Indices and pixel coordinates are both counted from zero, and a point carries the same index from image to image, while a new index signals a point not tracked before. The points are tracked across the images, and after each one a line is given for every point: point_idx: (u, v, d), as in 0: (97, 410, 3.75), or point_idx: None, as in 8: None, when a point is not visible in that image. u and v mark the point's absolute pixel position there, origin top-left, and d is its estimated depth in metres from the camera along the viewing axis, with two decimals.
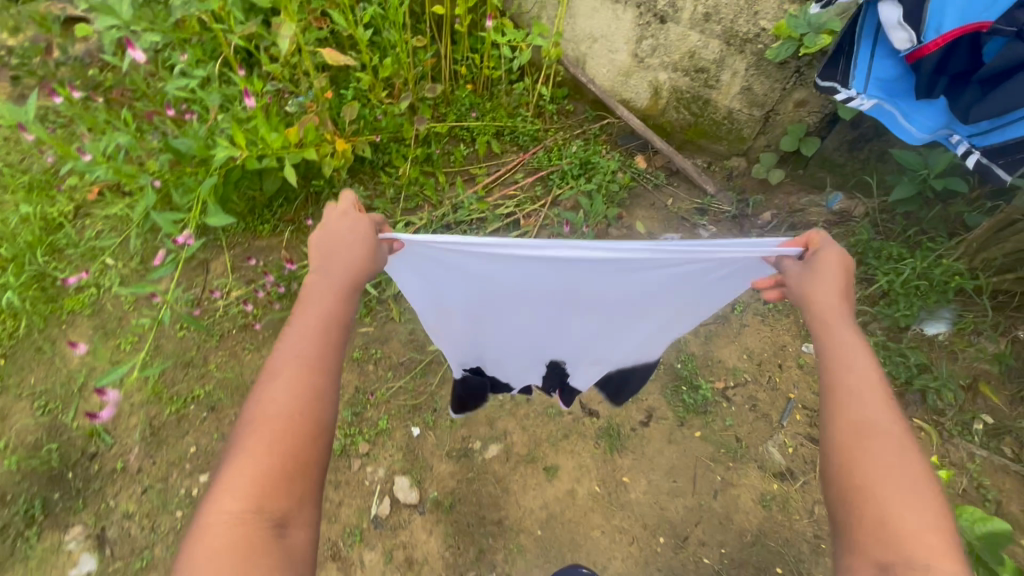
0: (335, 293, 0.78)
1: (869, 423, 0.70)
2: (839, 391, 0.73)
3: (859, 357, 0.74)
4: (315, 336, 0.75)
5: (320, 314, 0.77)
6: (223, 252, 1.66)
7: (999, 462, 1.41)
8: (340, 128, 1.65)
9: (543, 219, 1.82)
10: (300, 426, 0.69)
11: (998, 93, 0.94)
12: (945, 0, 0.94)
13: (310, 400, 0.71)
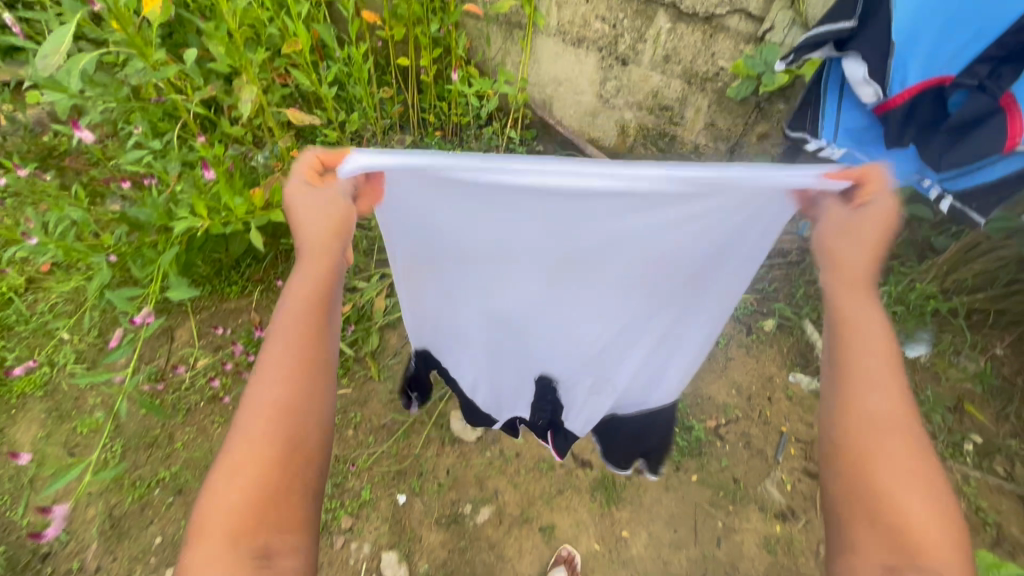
0: (312, 286, 0.66)
1: (885, 417, 0.62)
2: (859, 377, 0.64)
3: (878, 335, 0.65)
4: (295, 337, 0.64)
5: (300, 308, 0.65)
6: (188, 318, 1.58)
7: (994, 483, 1.41)
8: None
9: None
10: (277, 450, 0.60)
11: (969, 142, 0.91)
12: (907, 56, 0.91)
13: (286, 417, 0.61)
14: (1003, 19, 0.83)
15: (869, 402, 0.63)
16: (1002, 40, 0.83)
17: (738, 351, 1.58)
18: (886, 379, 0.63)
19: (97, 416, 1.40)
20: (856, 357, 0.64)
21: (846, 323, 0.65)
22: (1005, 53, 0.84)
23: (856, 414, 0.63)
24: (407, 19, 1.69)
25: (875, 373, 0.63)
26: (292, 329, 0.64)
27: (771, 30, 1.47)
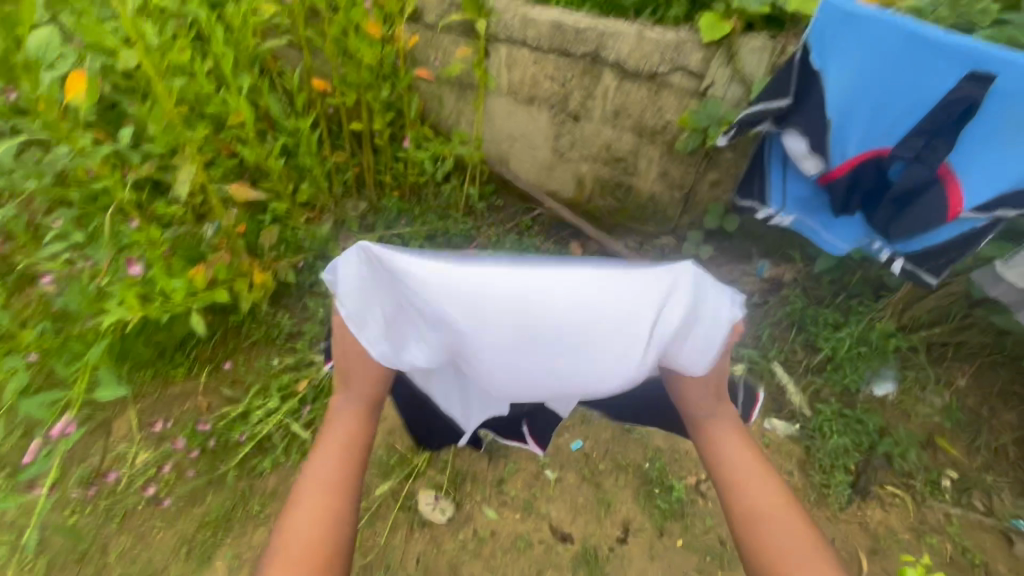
0: (355, 409, 0.91)
1: (754, 507, 0.82)
2: (727, 482, 0.86)
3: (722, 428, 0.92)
4: (343, 455, 0.87)
5: (344, 431, 0.89)
6: (127, 407, 1.46)
7: (975, 519, 1.40)
8: (258, 255, 1.54)
9: None
10: (319, 555, 0.76)
11: (915, 209, 1.00)
12: (844, 131, 1.03)
13: (327, 529, 0.78)
14: (929, 97, 0.93)
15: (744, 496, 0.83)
16: (934, 116, 0.91)
17: None
18: (758, 474, 0.86)
19: (20, 531, 1.27)
20: (724, 452, 0.89)
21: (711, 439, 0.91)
22: (938, 127, 0.92)
23: (736, 510, 0.83)
24: (358, 85, 1.68)
25: (744, 470, 0.86)
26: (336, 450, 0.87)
27: (713, 85, 1.52)
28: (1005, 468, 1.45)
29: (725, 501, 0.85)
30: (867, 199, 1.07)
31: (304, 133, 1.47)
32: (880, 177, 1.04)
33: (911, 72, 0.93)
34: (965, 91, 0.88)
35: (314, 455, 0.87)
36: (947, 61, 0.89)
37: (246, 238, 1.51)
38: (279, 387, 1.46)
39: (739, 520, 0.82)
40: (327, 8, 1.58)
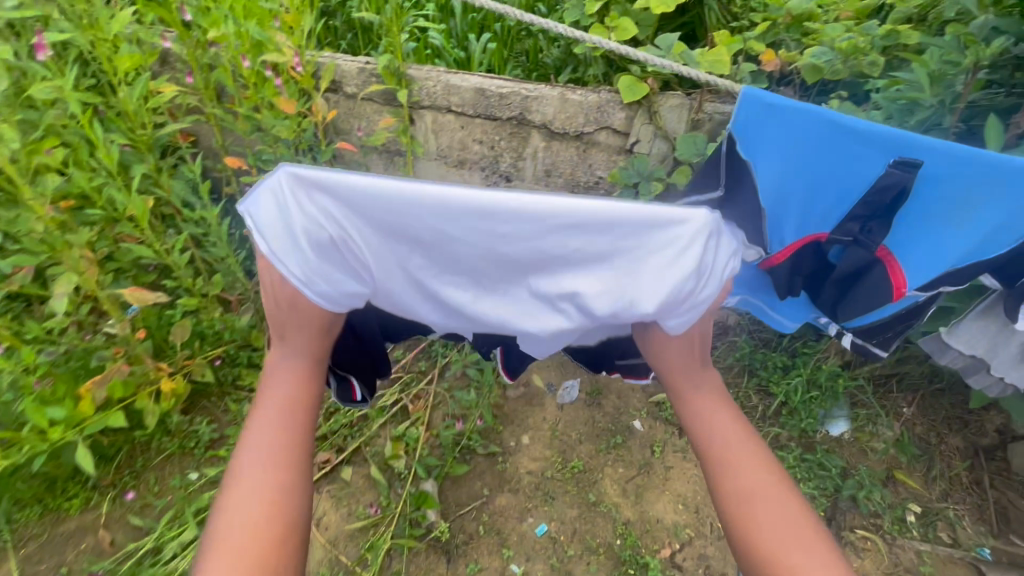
0: (297, 369, 0.79)
1: (754, 488, 0.76)
2: (717, 461, 0.79)
3: (716, 411, 0.81)
4: (283, 420, 0.76)
5: (284, 394, 0.78)
6: (9, 556, 1.25)
7: (944, 553, 1.39)
8: (169, 357, 1.38)
9: (433, 399, 1.66)
10: (270, 528, 0.70)
11: (859, 289, 0.94)
12: (779, 218, 0.97)
13: (278, 496, 0.72)
14: (857, 185, 0.88)
15: (733, 478, 0.77)
16: (866, 202, 0.87)
17: (675, 459, 1.55)
18: (749, 456, 0.78)
19: None
20: (713, 427, 0.80)
21: (701, 414, 0.81)
22: (872, 213, 0.87)
23: (733, 496, 0.76)
24: (275, 158, 1.59)
25: (736, 452, 0.78)
26: (274, 414, 0.76)
27: (638, 142, 1.55)
28: (961, 495, 1.47)
29: (713, 482, 0.79)
30: (810, 279, 1.00)
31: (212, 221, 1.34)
32: (820, 261, 0.97)
33: (839, 158, 0.88)
34: (891, 176, 0.83)
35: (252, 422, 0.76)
36: (871, 149, 0.84)
37: (156, 335, 1.36)
38: (196, 509, 1.27)
39: (725, 501, 0.77)
40: (236, 89, 1.51)
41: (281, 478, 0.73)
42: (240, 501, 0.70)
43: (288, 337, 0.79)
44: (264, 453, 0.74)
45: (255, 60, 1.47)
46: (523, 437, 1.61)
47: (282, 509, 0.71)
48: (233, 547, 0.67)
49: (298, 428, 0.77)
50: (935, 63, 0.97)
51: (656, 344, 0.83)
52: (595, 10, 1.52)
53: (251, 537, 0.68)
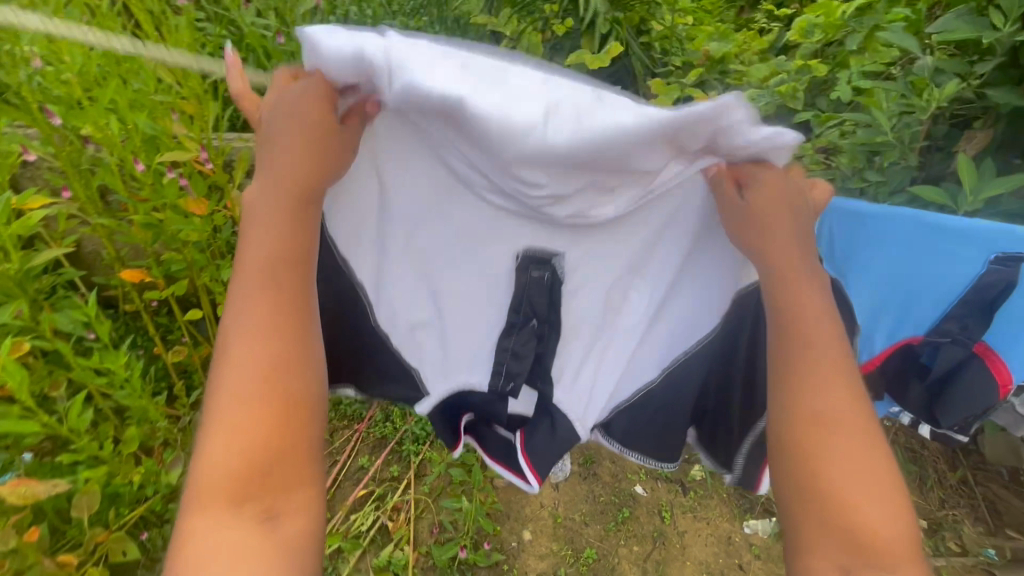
0: (284, 217, 0.63)
1: (834, 417, 0.63)
2: (793, 374, 0.65)
3: (814, 329, 0.66)
4: (270, 278, 0.62)
5: (267, 247, 0.62)
6: None
7: (957, 563, 1.40)
8: (78, 542, 1.09)
9: (416, 509, 1.46)
10: (278, 398, 0.58)
11: (956, 393, 0.78)
12: (870, 322, 0.83)
13: (282, 362, 0.60)
14: (951, 285, 0.76)
15: (815, 401, 0.64)
16: (965, 301, 0.75)
17: (687, 521, 1.47)
18: (831, 377, 0.64)
19: None
20: (803, 330, 0.66)
21: (789, 317, 0.66)
22: (972, 311, 0.75)
23: (802, 417, 0.64)
24: (184, 260, 1.33)
25: (825, 377, 0.64)
26: (259, 271, 0.62)
27: None
28: (957, 497, 1.50)
29: (785, 402, 0.65)
30: (895, 384, 0.85)
31: (120, 373, 1.08)
32: (910, 365, 0.82)
33: (926, 261, 0.77)
34: (996, 274, 0.72)
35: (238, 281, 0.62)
36: (970, 245, 0.73)
37: (51, 506, 1.09)
38: None
39: (790, 419, 0.64)
40: (127, 194, 1.26)
41: (280, 360, 0.60)
42: (235, 380, 0.58)
43: (279, 175, 0.64)
44: (257, 326, 0.60)
45: (151, 160, 1.24)
46: (525, 533, 1.45)
47: (286, 389, 0.59)
48: (245, 416, 0.57)
49: (293, 294, 0.62)
50: (890, 104, 0.97)
51: (752, 233, 0.68)
52: None
53: (257, 404, 0.58)
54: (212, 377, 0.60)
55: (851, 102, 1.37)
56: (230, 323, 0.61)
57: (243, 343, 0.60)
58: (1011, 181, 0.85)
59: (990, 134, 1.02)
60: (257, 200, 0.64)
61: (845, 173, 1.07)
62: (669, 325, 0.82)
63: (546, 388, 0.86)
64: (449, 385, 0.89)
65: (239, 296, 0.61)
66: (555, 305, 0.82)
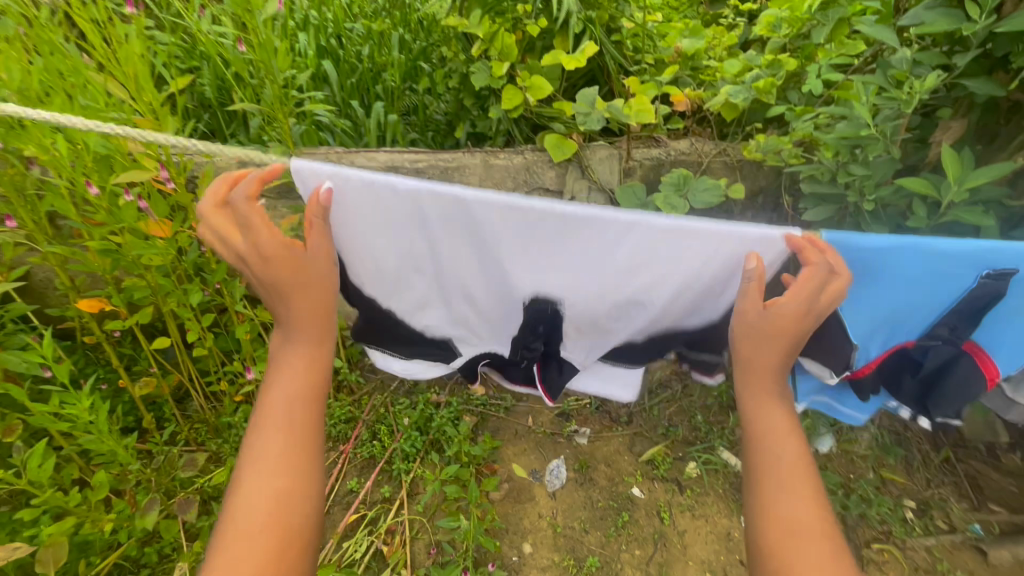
0: (301, 360, 0.75)
1: (805, 521, 0.69)
2: (768, 480, 0.73)
3: (783, 438, 0.75)
4: (286, 413, 0.73)
5: (287, 384, 0.74)
6: None
7: (948, 541, 1.43)
8: None
9: (410, 530, 1.40)
10: (282, 525, 0.66)
11: (950, 394, 0.87)
12: (866, 337, 0.87)
13: (288, 493, 0.68)
14: (941, 298, 0.80)
15: (784, 503, 0.71)
16: (956, 311, 0.80)
17: (686, 520, 1.46)
18: (798, 481, 0.72)
19: None
20: (771, 438, 0.76)
21: (765, 424, 0.77)
22: (962, 319, 0.80)
23: (777, 522, 0.70)
24: (149, 286, 1.24)
25: (788, 479, 0.72)
26: (280, 403, 0.73)
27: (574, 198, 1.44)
28: (942, 476, 1.54)
29: (756, 501, 0.73)
30: (891, 383, 0.93)
31: (83, 413, 0.98)
32: (904, 367, 0.90)
33: (921, 279, 0.78)
34: (985, 286, 0.76)
35: (259, 412, 0.73)
36: (960, 266, 0.75)
37: (8, 565, 0.99)
38: None
39: (769, 526, 0.70)
40: (80, 218, 1.17)
41: (289, 491, 0.68)
42: (245, 513, 0.66)
43: (292, 322, 0.75)
44: (268, 460, 0.69)
45: (105, 182, 1.14)
46: (525, 545, 1.41)
47: (289, 514, 0.67)
48: (251, 538, 0.65)
49: (306, 429, 0.73)
50: (870, 98, 0.99)
51: (756, 340, 0.76)
52: (503, 70, 1.38)
53: (264, 527, 0.65)
54: (226, 509, 0.68)
55: (821, 97, 1.39)
56: (245, 457, 0.71)
57: (257, 476, 0.69)
58: (998, 168, 0.85)
59: (964, 124, 1.10)
60: (278, 347, 0.77)
61: (830, 167, 1.09)
62: (673, 309, 0.87)
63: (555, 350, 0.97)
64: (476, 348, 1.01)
65: (259, 434, 0.71)
66: (558, 313, 0.90)
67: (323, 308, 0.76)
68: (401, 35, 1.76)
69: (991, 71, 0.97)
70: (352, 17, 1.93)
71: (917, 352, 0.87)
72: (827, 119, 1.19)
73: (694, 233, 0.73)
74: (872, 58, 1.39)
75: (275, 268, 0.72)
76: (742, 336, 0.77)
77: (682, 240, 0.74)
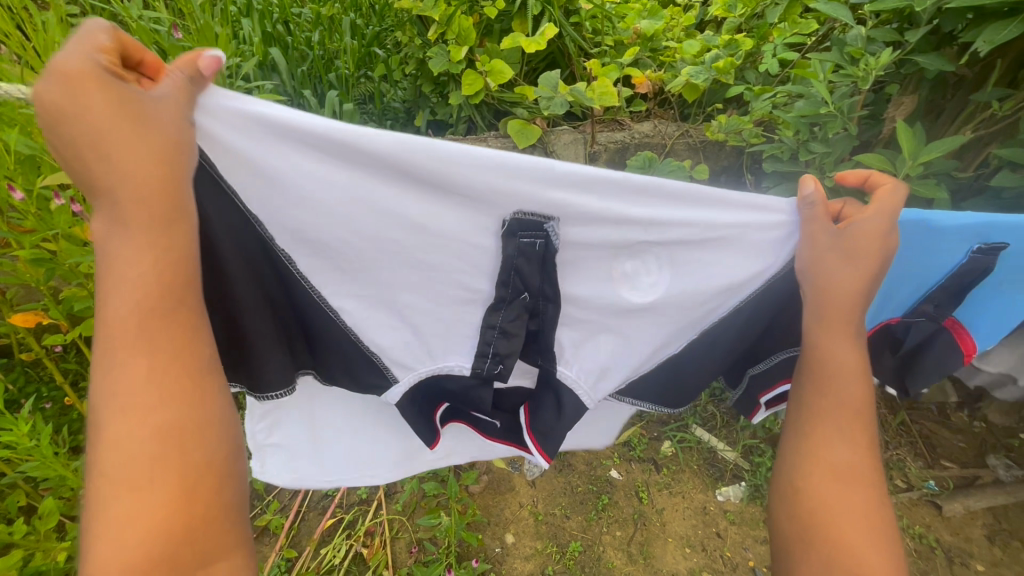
0: (150, 250, 0.53)
1: (850, 471, 0.68)
2: (828, 425, 0.70)
3: (849, 386, 0.70)
4: (145, 327, 0.52)
5: (136, 284, 0.52)
6: None
7: (906, 498, 1.51)
8: None
9: (388, 529, 1.37)
10: (185, 459, 0.52)
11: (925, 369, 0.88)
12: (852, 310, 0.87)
13: (185, 424, 0.52)
14: (933, 274, 0.80)
15: (832, 445, 0.70)
16: (945, 287, 0.81)
17: (664, 499, 1.48)
18: (855, 428, 0.70)
19: None
20: (835, 384, 0.70)
21: (833, 367, 0.70)
22: (948, 294, 0.82)
23: (823, 465, 0.69)
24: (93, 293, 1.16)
25: (840, 423, 0.70)
26: (133, 318, 0.52)
27: None
28: (900, 440, 1.61)
29: (805, 439, 0.72)
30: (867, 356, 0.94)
31: (23, 437, 0.91)
32: (883, 340, 0.90)
33: (917, 253, 0.79)
34: (976, 262, 0.78)
35: (104, 320, 0.52)
36: (955, 242, 0.77)
37: None
38: None
39: (814, 469, 0.69)
40: (5, 225, 1.07)
41: (176, 432, 0.52)
42: (122, 475, 0.49)
43: (119, 201, 0.52)
44: (136, 396, 0.51)
45: (32, 185, 1.04)
46: (507, 536, 1.41)
47: (185, 450, 0.52)
48: (139, 483, 0.49)
49: (181, 349, 0.54)
50: (826, 76, 1.01)
51: (841, 261, 0.67)
52: (462, 55, 1.33)
53: (162, 462, 0.50)
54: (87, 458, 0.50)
55: (778, 76, 1.41)
56: (98, 399, 0.51)
57: (124, 422, 0.50)
58: (942, 146, 0.88)
59: (915, 99, 1.11)
60: (102, 235, 0.53)
61: (790, 146, 1.11)
62: (679, 309, 0.78)
63: (548, 367, 0.83)
64: (429, 367, 0.85)
65: (111, 373, 0.51)
66: (550, 277, 0.74)
67: (160, 172, 0.53)
68: (352, 20, 1.68)
69: (939, 47, 1.01)
70: (299, 3, 1.84)
71: (899, 329, 0.88)
72: (784, 97, 1.19)
73: (698, 198, 0.68)
74: (823, 37, 1.42)
75: (93, 98, 0.50)
76: (816, 263, 0.68)
77: (687, 209, 0.69)
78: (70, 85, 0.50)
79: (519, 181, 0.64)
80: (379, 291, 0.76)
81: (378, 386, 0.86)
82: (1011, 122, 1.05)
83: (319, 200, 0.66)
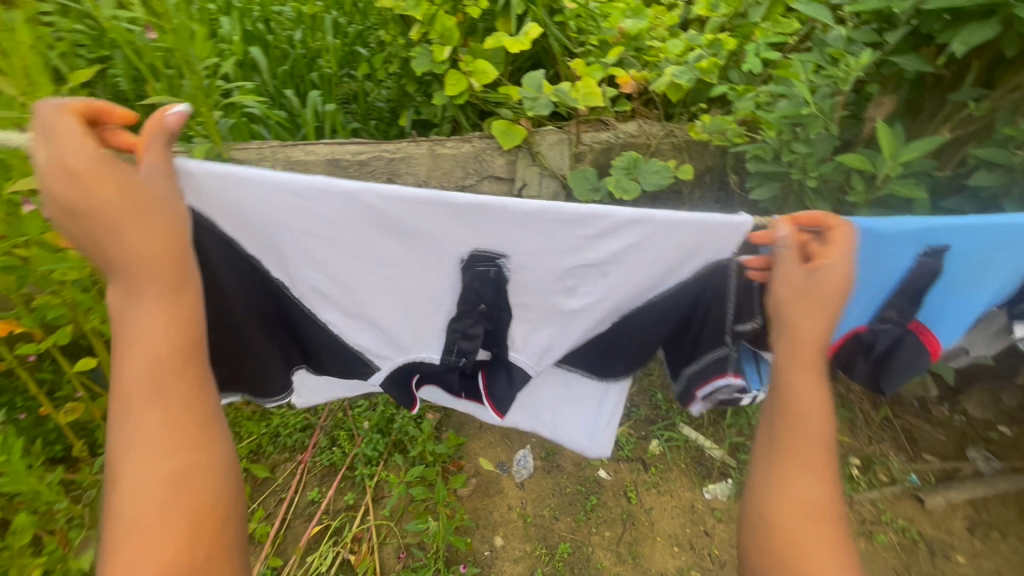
0: (162, 313, 0.56)
1: (818, 505, 0.65)
2: (794, 459, 0.67)
3: (817, 417, 0.67)
4: (156, 382, 0.55)
5: (148, 344, 0.55)
6: None
7: (889, 493, 1.53)
8: None
9: (376, 535, 1.36)
10: (196, 502, 0.54)
11: (898, 370, 0.89)
12: None
13: (195, 471, 0.55)
14: (886, 280, 0.80)
15: (800, 480, 0.66)
16: (902, 291, 0.81)
17: (652, 498, 1.48)
18: (821, 460, 0.67)
19: None
20: (802, 415, 0.67)
21: (797, 396, 0.67)
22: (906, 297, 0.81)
23: (790, 500, 0.65)
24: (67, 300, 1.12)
25: (807, 454, 0.66)
26: (144, 374, 0.55)
27: (526, 185, 1.42)
28: (883, 434, 1.63)
29: (772, 473, 0.67)
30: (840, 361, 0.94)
31: None
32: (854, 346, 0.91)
33: (867, 261, 0.79)
34: (924, 265, 0.77)
35: (119, 375, 0.55)
36: (903, 248, 0.76)
37: None
38: None
39: (782, 503, 0.65)
40: None
41: (185, 474, 0.54)
42: (138, 519, 0.52)
43: (131, 268, 0.55)
44: (147, 447, 0.54)
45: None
46: (496, 539, 1.40)
47: (194, 497, 0.54)
48: (151, 532, 0.51)
49: (190, 399, 0.56)
50: (808, 76, 1.01)
51: (813, 309, 0.65)
52: (444, 55, 1.31)
53: (175, 508, 0.53)
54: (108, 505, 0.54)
55: (762, 75, 1.42)
56: (117, 447, 0.54)
57: (138, 468, 0.54)
58: (921, 144, 0.89)
59: (895, 99, 1.13)
60: (116, 300, 0.56)
61: (773, 146, 1.11)
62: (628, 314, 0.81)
63: (502, 353, 0.84)
64: (404, 356, 0.86)
65: (127, 424, 0.54)
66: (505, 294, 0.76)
67: (172, 238, 0.56)
68: (333, 18, 1.65)
69: (918, 47, 1.02)
70: None
71: (868, 336, 0.88)
72: (767, 97, 1.20)
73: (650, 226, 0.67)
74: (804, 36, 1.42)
75: (95, 187, 0.54)
76: (789, 305, 0.66)
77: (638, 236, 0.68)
78: (78, 179, 0.53)
79: (472, 219, 0.65)
80: (343, 305, 0.78)
81: (362, 372, 0.88)
82: (987, 122, 1.06)
83: (294, 233, 0.68)
